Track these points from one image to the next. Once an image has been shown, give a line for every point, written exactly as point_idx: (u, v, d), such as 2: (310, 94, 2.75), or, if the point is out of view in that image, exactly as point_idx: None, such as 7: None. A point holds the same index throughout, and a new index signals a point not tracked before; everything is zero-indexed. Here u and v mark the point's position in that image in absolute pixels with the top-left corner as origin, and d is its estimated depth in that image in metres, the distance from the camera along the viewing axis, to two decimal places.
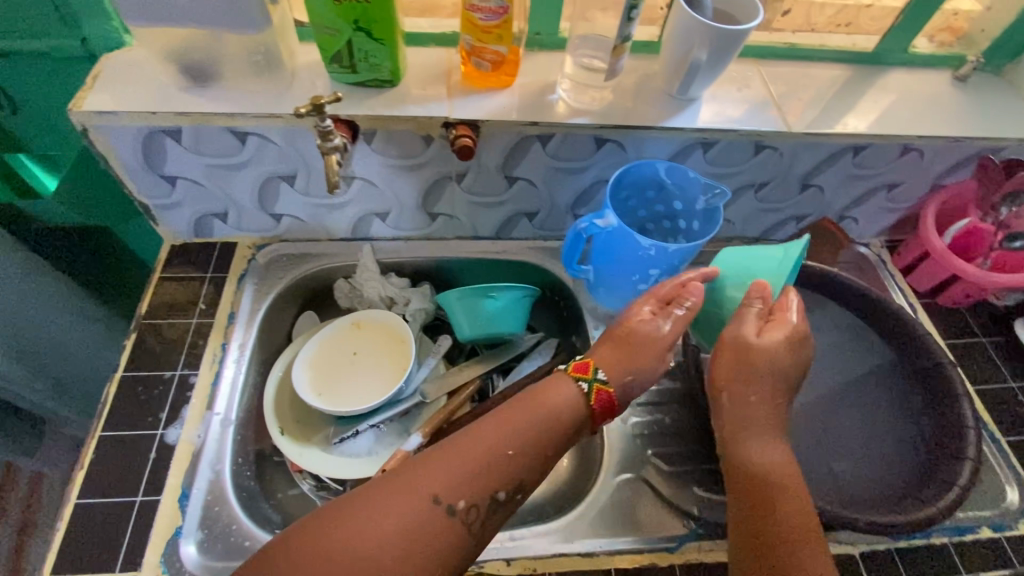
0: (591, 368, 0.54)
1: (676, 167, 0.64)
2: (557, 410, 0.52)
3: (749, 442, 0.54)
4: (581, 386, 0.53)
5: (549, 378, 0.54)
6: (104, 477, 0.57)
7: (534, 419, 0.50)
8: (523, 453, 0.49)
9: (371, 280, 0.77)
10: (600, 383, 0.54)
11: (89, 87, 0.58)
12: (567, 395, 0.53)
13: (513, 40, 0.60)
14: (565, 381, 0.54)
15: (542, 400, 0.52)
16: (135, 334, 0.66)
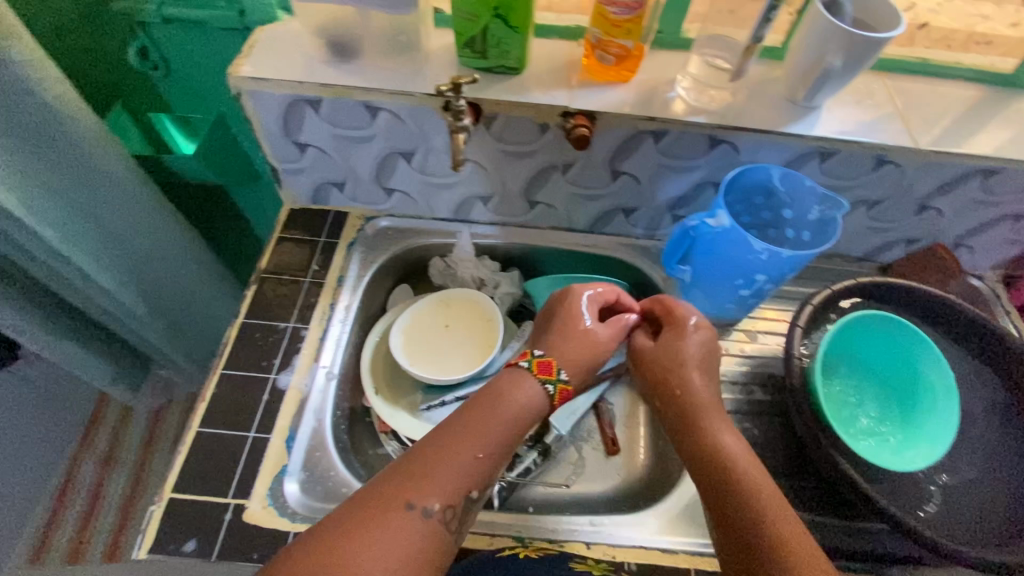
0: (555, 369, 0.57)
1: (791, 174, 0.64)
2: (512, 414, 0.53)
3: (705, 424, 0.55)
4: (547, 387, 0.56)
5: (514, 375, 0.56)
6: (223, 410, 0.62)
7: (502, 421, 0.52)
8: (500, 446, 0.51)
9: (466, 260, 0.80)
10: (562, 383, 0.57)
11: (246, 54, 0.63)
12: (525, 395, 0.55)
13: (641, 35, 0.61)
14: (529, 381, 0.56)
15: (496, 403, 0.53)
16: (255, 286, 0.72)
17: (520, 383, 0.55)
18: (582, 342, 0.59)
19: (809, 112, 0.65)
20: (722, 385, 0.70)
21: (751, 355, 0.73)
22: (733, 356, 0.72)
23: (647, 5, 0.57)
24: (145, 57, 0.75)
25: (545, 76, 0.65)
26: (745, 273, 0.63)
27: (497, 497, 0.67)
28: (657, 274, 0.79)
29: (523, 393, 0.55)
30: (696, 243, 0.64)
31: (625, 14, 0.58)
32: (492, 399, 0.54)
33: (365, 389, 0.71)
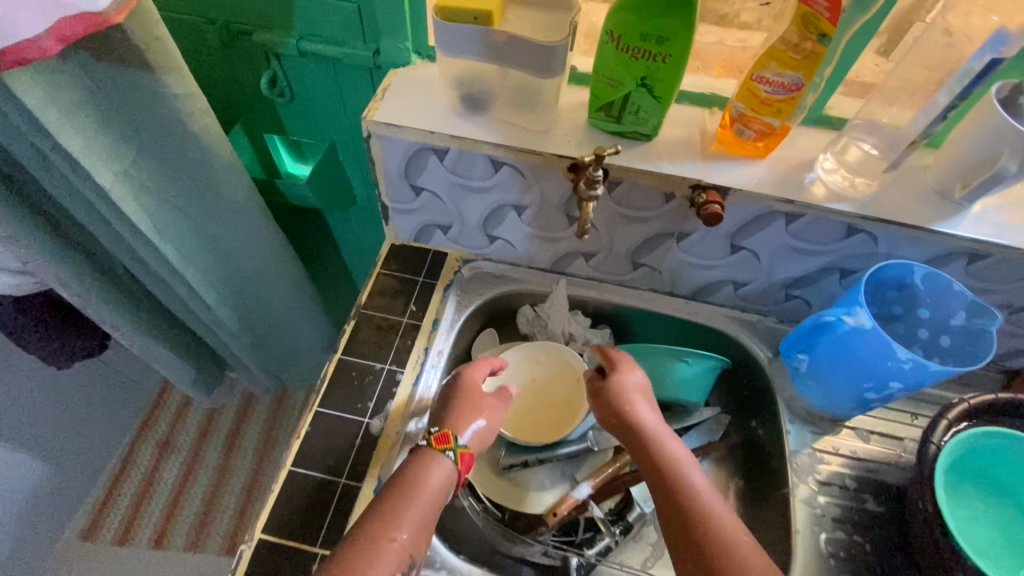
0: (453, 436, 0.57)
1: (937, 275, 0.59)
2: (438, 490, 0.53)
3: (658, 444, 0.57)
4: (448, 456, 0.56)
5: (420, 453, 0.55)
6: (316, 450, 0.62)
7: (422, 495, 0.52)
8: (431, 520, 0.52)
9: (558, 314, 0.77)
10: (463, 447, 0.57)
11: (380, 98, 0.64)
12: (442, 473, 0.55)
13: (789, 116, 0.57)
14: (436, 459, 0.55)
15: (418, 483, 0.53)
16: (354, 321, 0.72)
17: (428, 459, 0.55)
18: (470, 413, 0.61)
19: (962, 209, 0.60)
20: (828, 489, 0.65)
21: (861, 458, 0.67)
22: (842, 457, 0.67)
23: (806, 88, 0.54)
24: (273, 84, 0.77)
25: (677, 145, 0.63)
26: (877, 378, 0.58)
27: None
28: (761, 352, 0.74)
29: (438, 470, 0.55)
30: (825, 339, 0.60)
31: (780, 94, 0.55)
32: (414, 473, 0.54)
33: None
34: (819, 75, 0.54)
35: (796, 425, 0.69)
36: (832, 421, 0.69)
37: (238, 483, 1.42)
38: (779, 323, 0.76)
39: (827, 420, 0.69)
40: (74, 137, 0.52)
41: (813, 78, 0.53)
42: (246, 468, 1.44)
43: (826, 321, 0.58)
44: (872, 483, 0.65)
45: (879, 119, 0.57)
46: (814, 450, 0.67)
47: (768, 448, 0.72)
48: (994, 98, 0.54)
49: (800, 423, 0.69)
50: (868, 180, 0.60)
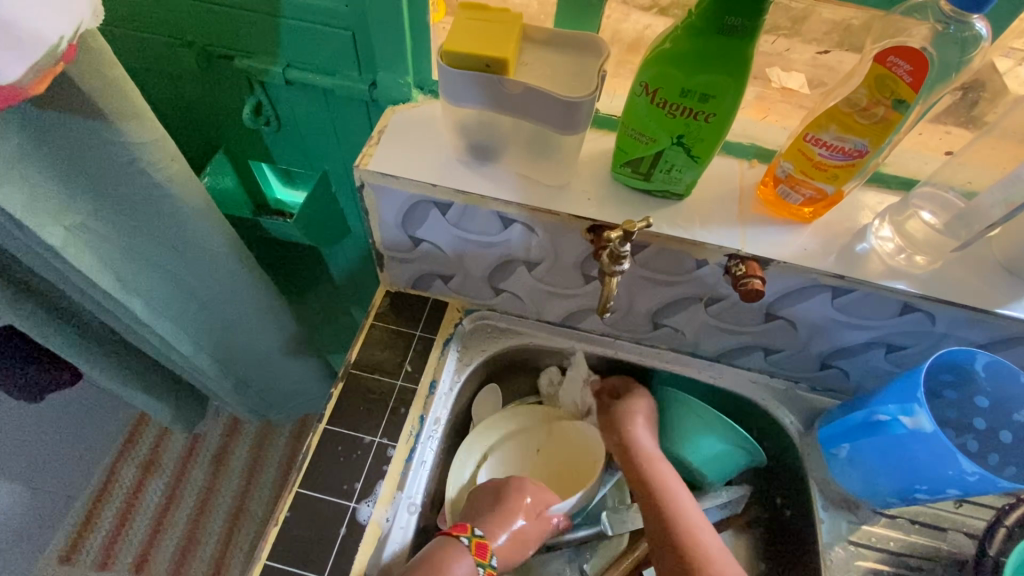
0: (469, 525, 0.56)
1: (1003, 365, 0.52)
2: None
3: (655, 467, 0.64)
4: (465, 542, 0.54)
5: (442, 539, 0.55)
6: (295, 540, 0.55)
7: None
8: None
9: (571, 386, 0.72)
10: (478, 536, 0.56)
11: (375, 142, 0.56)
12: (464, 567, 0.53)
13: (845, 182, 0.50)
14: (458, 543, 0.54)
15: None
16: (342, 383, 0.65)
17: (451, 548, 0.54)
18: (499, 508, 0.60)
19: None
20: None
21: (901, 553, 0.60)
22: (880, 552, 0.60)
23: (870, 155, 0.47)
24: (258, 114, 0.69)
25: (712, 205, 0.55)
26: (932, 482, 0.52)
27: None
28: (791, 424, 0.67)
29: (460, 564, 0.53)
30: (873, 437, 0.54)
31: (839, 160, 0.48)
32: (438, 561, 0.52)
33: (448, 518, 0.63)
34: (887, 141, 0.46)
35: (829, 512, 0.62)
36: (870, 510, 0.62)
37: (224, 506, 1.35)
38: (811, 391, 0.69)
39: (865, 508, 0.62)
40: (17, 195, 0.44)
41: (880, 145, 0.46)
42: (232, 491, 1.36)
43: (878, 420, 0.53)
44: None
45: (949, 186, 0.52)
46: (849, 543, 0.61)
47: (796, 532, 0.65)
48: None
49: (834, 510, 0.62)
50: (928, 254, 0.53)
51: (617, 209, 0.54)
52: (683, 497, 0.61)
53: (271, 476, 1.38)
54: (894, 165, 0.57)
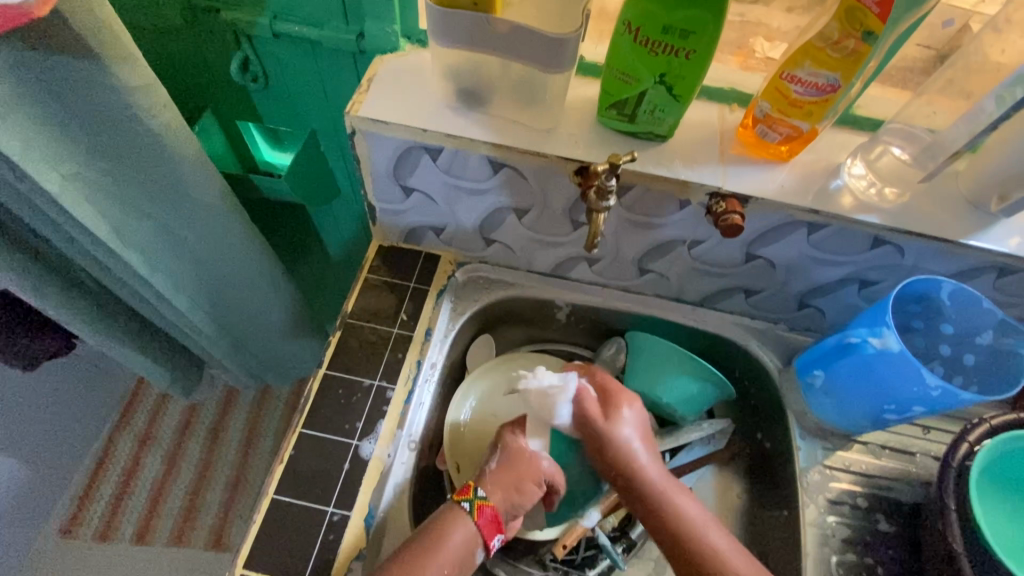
0: (473, 488, 0.56)
1: (966, 291, 0.55)
2: (458, 554, 0.52)
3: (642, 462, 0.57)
4: (466, 507, 0.55)
5: (450, 510, 0.55)
6: (300, 476, 0.57)
7: (442, 559, 0.51)
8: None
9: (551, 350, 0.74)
10: (481, 499, 0.55)
11: (365, 90, 0.57)
12: (467, 533, 0.53)
13: (820, 119, 0.53)
14: (462, 516, 0.54)
15: (441, 548, 0.52)
16: (340, 332, 0.67)
17: (455, 518, 0.54)
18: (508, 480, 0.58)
19: (998, 220, 0.56)
20: (838, 507, 0.62)
21: (873, 474, 0.64)
22: (853, 473, 0.64)
23: (842, 90, 0.49)
24: (245, 69, 0.70)
25: (694, 147, 0.58)
26: (898, 400, 0.55)
27: None
28: (771, 363, 0.71)
29: (462, 533, 0.53)
30: (846, 360, 0.57)
31: (813, 95, 0.50)
32: (440, 532, 0.53)
33: (447, 458, 0.66)
34: (858, 76, 0.49)
35: (806, 441, 0.66)
36: (844, 436, 0.66)
37: (223, 477, 1.36)
38: (790, 331, 0.73)
39: (839, 435, 0.66)
40: (13, 141, 0.45)
41: (851, 80, 0.48)
42: (230, 462, 1.37)
43: (850, 342, 0.56)
44: (886, 502, 0.63)
45: (916, 124, 0.54)
46: (824, 467, 0.65)
47: (775, 462, 0.69)
48: None
49: (810, 439, 0.66)
50: (897, 189, 0.56)
51: (602, 151, 0.56)
52: (677, 497, 0.56)
53: (269, 446, 1.39)
54: (867, 107, 0.60)
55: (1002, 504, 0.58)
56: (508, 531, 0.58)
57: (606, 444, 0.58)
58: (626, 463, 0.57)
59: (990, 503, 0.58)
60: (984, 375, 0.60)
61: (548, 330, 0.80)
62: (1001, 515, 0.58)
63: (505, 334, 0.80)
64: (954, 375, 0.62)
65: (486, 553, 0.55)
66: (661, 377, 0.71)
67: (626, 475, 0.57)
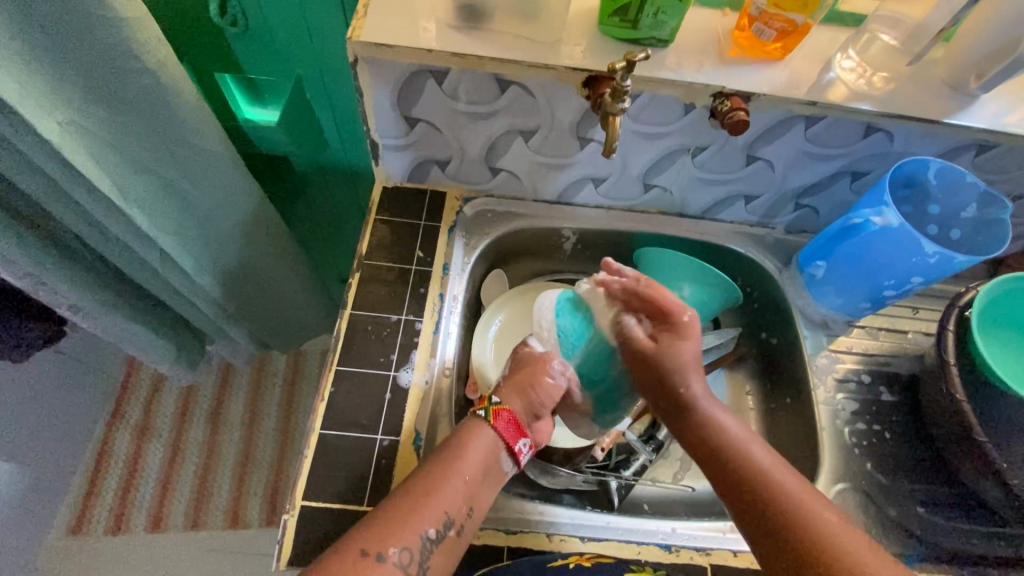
0: (488, 397, 0.56)
1: (952, 168, 0.59)
2: (479, 463, 0.51)
3: (693, 380, 0.53)
4: (480, 413, 0.54)
5: (469, 422, 0.54)
6: (344, 410, 0.58)
7: (461, 466, 0.50)
8: (480, 491, 0.51)
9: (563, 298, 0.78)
10: (497, 405, 0.55)
11: (363, 15, 0.56)
12: (486, 439, 0.53)
13: (813, 10, 0.55)
14: (481, 425, 0.53)
15: (461, 458, 0.51)
16: (359, 273, 0.67)
17: (472, 428, 0.53)
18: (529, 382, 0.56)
19: (975, 100, 0.60)
20: (846, 385, 0.67)
21: (873, 353, 0.70)
22: (856, 354, 0.69)
23: None
24: (224, 12, 0.67)
25: (695, 52, 0.59)
26: (897, 275, 0.60)
27: (615, 495, 0.67)
28: (772, 264, 0.75)
29: (481, 439, 0.53)
30: (849, 243, 0.61)
31: None
32: (457, 442, 0.52)
33: (477, 387, 0.67)
34: None
35: (811, 330, 0.71)
36: (844, 322, 0.71)
37: (231, 457, 1.34)
38: (786, 234, 0.76)
39: (841, 322, 0.71)
40: (8, 83, 0.43)
41: None
42: (236, 442, 1.36)
43: (854, 223, 0.59)
44: (886, 375, 0.68)
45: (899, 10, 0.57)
46: (829, 351, 0.70)
47: (783, 355, 0.74)
48: None
49: (815, 329, 0.71)
50: (885, 77, 0.59)
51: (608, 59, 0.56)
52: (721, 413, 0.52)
53: (273, 423, 1.38)
54: (850, 2, 0.62)
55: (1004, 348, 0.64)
56: (538, 436, 0.57)
57: (659, 362, 0.53)
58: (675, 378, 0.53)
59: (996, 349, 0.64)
60: (968, 246, 0.65)
61: (556, 259, 0.82)
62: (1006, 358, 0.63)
63: (516, 267, 0.81)
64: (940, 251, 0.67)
65: (516, 460, 0.54)
66: (675, 282, 0.73)
67: (676, 395, 0.53)
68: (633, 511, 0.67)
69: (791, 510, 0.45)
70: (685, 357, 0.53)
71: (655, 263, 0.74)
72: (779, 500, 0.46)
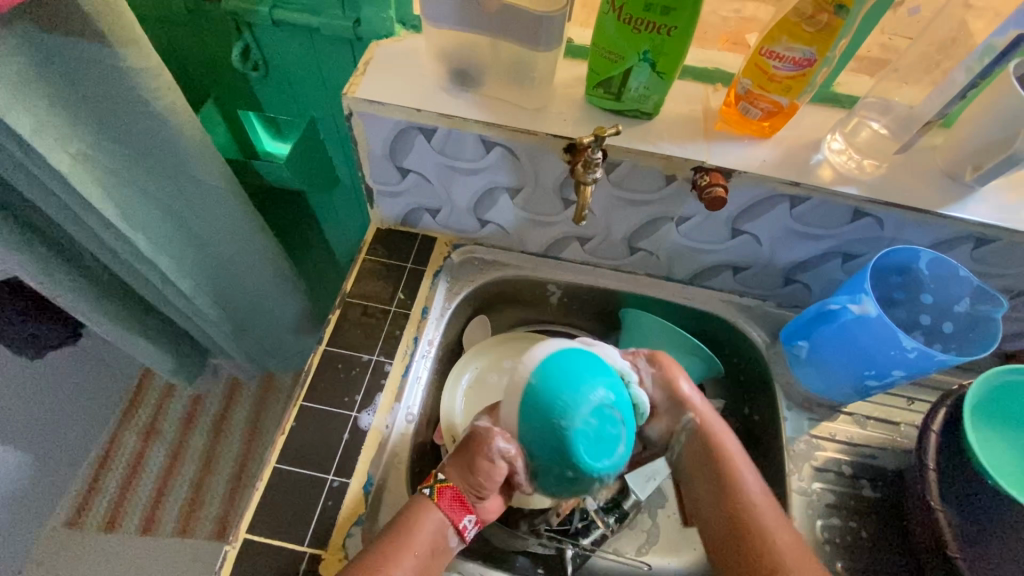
0: (431, 474, 0.55)
1: (943, 260, 0.57)
2: (428, 542, 0.52)
3: (721, 436, 0.60)
4: (424, 492, 0.54)
5: (415, 502, 0.54)
6: (301, 445, 0.59)
7: (413, 545, 0.51)
8: (430, 565, 0.52)
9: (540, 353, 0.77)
10: (441, 482, 0.54)
11: (361, 73, 0.59)
12: (433, 521, 0.52)
13: (799, 93, 0.55)
14: (426, 505, 0.53)
15: (408, 538, 0.51)
16: (339, 310, 0.69)
17: (420, 506, 0.53)
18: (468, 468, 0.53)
19: (973, 192, 0.58)
20: (824, 474, 0.64)
21: (858, 443, 0.66)
22: (838, 443, 0.66)
23: (818, 64, 0.51)
24: (246, 58, 0.72)
25: (678, 125, 0.59)
26: (878, 366, 0.58)
27: (570, 563, 0.65)
28: (759, 337, 0.73)
29: (429, 518, 0.52)
30: (826, 327, 0.59)
31: (791, 70, 0.52)
32: (407, 520, 0.52)
33: (443, 434, 0.68)
34: (834, 49, 0.51)
35: (793, 411, 0.68)
36: (829, 407, 0.68)
37: (226, 469, 1.36)
38: (777, 307, 0.74)
39: (825, 406, 0.68)
40: (25, 119, 0.48)
41: (826, 53, 0.50)
42: (233, 454, 1.38)
43: (831, 309, 0.58)
44: (871, 469, 0.64)
45: (891, 97, 0.56)
46: (809, 436, 0.66)
47: (763, 433, 0.71)
48: (1014, 75, 0.51)
49: (797, 410, 0.68)
50: (875, 163, 0.58)
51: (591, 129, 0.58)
52: (744, 466, 0.58)
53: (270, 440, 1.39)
54: (848, 85, 0.62)
55: (1014, 450, 0.60)
56: (484, 513, 0.55)
57: (671, 404, 0.61)
58: (700, 428, 0.60)
59: (999, 449, 0.59)
60: (962, 342, 0.62)
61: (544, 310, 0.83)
62: (1014, 462, 0.59)
63: (501, 315, 0.82)
64: (933, 343, 0.64)
65: (461, 537, 0.54)
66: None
67: (693, 437, 0.60)
68: None
69: (742, 501, 0.56)
70: (688, 396, 0.60)
71: (640, 325, 0.74)
72: (737, 493, 0.56)
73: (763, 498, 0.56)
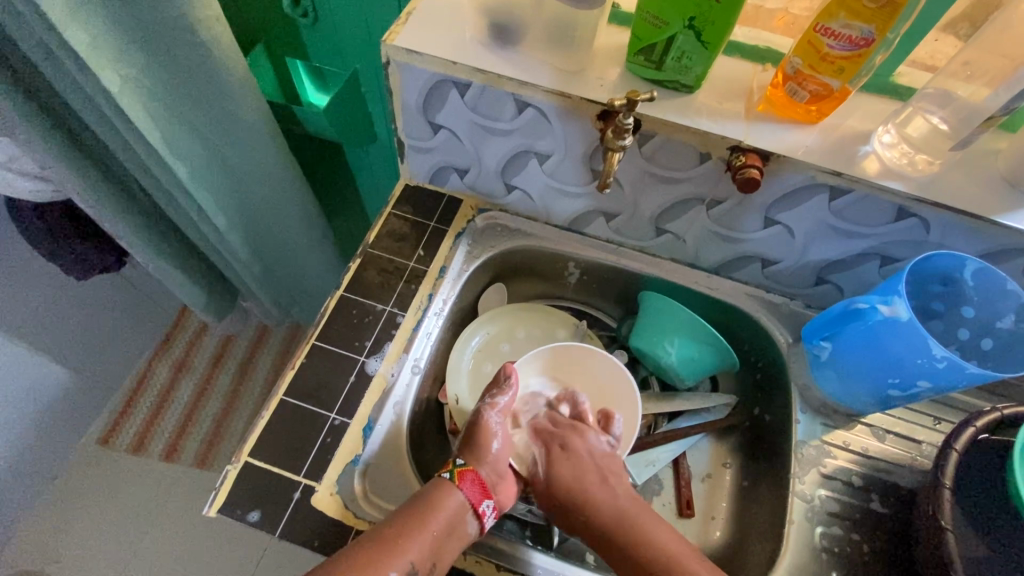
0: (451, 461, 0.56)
1: (990, 271, 0.54)
2: (448, 519, 0.51)
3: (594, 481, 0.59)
4: (444, 474, 0.55)
5: (438, 484, 0.54)
6: (307, 383, 0.61)
7: (429, 526, 0.50)
8: (446, 547, 0.50)
9: (557, 326, 0.78)
10: (462, 466, 0.56)
11: (403, 23, 0.60)
12: (455, 500, 0.52)
13: (852, 78, 0.52)
14: (449, 488, 0.53)
15: (428, 516, 0.50)
16: (359, 260, 0.70)
17: (441, 489, 0.53)
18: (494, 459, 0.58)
19: None
20: (832, 483, 0.61)
21: (872, 456, 0.63)
22: (851, 453, 0.63)
23: (876, 45, 0.48)
24: (297, 3, 0.74)
25: (720, 102, 0.57)
26: (904, 374, 0.57)
27: (557, 535, 0.65)
28: (780, 336, 0.70)
29: (449, 500, 0.52)
30: (852, 327, 0.58)
31: (846, 50, 0.49)
32: (427, 504, 0.51)
33: (448, 392, 0.69)
34: (894, 29, 0.48)
35: (807, 415, 0.65)
36: (846, 416, 0.65)
37: (247, 411, 1.41)
38: (804, 308, 0.71)
39: (842, 413, 0.65)
40: (82, 36, 0.51)
41: (886, 33, 0.48)
42: (255, 398, 1.43)
43: (858, 307, 0.57)
44: (885, 485, 0.61)
45: (953, 90, 0.52)
46: (821, 442, 0.64)
47: (773, 435, 0.69)
48: None
49: (811, 415, 0.65)
50: (927, 159, 0.54)
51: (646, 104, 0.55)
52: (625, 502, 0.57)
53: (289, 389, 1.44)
54: (908, 76, 0.58)
55: None
56: (501, 498, 0.57)
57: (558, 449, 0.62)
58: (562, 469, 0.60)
59: None
60: (997, 360, 0.60)
61: (562, 286, 0.82)
62: None
63: (519, 284, 0.82)
64: (968, 359, 0.62)
65: (480, 522, 0.54)
66: (660, 340, 0.72)
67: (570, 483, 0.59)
68: (573, 557, 0.65)
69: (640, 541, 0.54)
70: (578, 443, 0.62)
71: (656, 313, 0.72)
72: (639, 544, 0.53)
73: (677, 544, 0.53)
